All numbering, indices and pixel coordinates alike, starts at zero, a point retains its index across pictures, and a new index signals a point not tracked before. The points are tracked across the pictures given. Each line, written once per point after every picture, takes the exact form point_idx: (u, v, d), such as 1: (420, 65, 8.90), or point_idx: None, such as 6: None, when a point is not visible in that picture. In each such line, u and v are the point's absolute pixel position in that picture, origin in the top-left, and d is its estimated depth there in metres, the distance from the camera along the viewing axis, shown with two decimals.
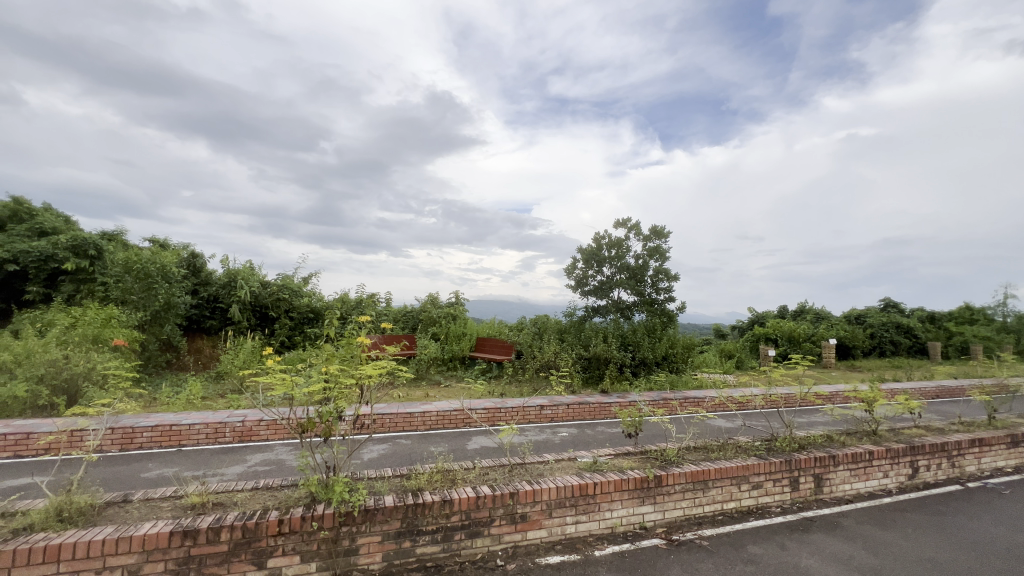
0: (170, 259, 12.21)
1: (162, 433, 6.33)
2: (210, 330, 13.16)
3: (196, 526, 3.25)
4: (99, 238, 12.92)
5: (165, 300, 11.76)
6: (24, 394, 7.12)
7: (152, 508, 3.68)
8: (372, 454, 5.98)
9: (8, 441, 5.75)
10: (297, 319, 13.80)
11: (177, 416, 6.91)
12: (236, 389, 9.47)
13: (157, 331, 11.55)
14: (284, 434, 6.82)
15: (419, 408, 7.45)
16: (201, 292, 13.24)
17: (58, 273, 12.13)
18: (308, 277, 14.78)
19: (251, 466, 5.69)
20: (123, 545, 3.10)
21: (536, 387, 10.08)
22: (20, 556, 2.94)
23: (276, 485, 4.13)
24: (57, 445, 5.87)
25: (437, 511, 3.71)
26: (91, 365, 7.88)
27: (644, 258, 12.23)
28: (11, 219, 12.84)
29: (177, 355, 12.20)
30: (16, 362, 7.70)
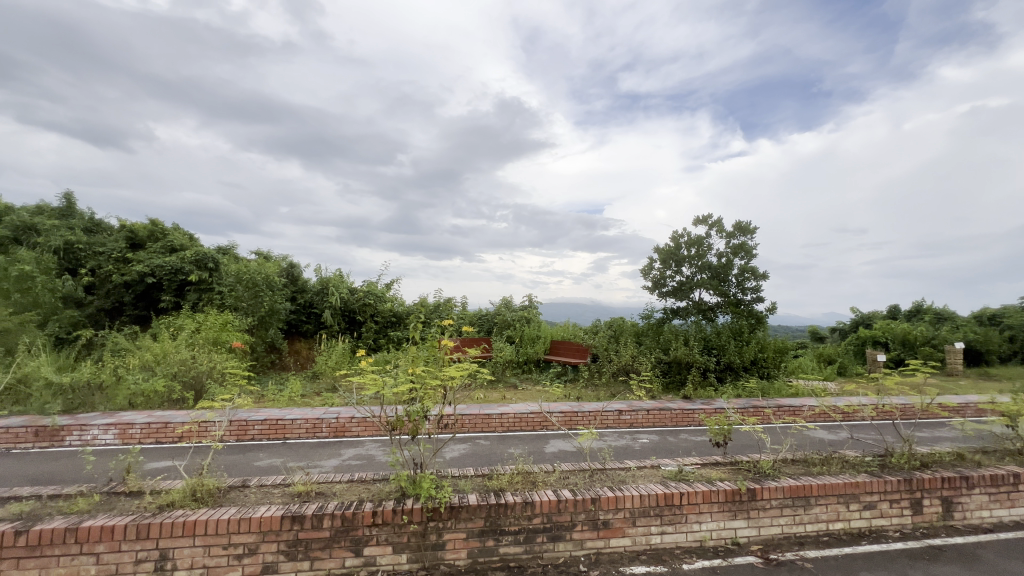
0: (273, 270, 13.56)
1: (270, 427, 7.04)
2: (307, 334, 14.40)
3: (302, 513, 3.57)
4: (216, 253, 14.69)
5: (269, 307, 13.09)
6: (162, 389, 8.29)
7: (265, 494, 4.10)
8: (454, 453, 6.20)
9: (152, 429, 6.71)
10: (381, 323, 14.69)
11: (282, 412, 7.64)
12: (330, 388, 10.26)
13: (263, 334, 12.88)
14: (373, 431, 7.29)
15: (497, 410, 7.60)
16: (299, 299, 14.53)
17: (185, 284, 13.93)
18: (390, 283, 15.70)
19: (345, 460, 6.14)
20: (244, 525, 3.48)
21: (614, 392, 9.85)
22: (165, 528, 3.42)
23: (369, 478, 4.42)
24: (189, 434, 6.74)
25: (519, 512, 3.77)
26: (213, 365, 8.95)
27: (728, 256, 11.52)
28: (149, 237, 14.94)
29: (279, 355, 13.48)
30: (156, 361, 8.93)
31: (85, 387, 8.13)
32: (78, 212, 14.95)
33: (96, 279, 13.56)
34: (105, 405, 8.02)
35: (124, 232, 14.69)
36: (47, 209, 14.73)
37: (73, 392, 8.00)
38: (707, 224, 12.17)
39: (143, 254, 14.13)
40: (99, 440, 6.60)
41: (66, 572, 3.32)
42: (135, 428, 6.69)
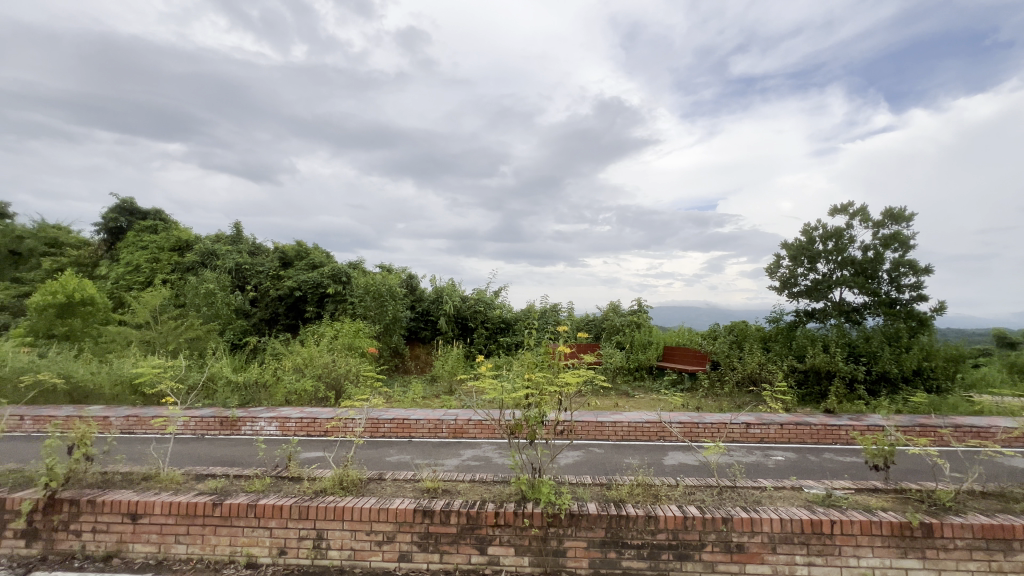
0: (395, 281, 14.86)
1: (398, 425, 7.68)
2: (425, 340, 15.49)
3: (432, 507, 3.82)
4: (348, 268, 16.53)
5: (393, 315, 14.37)
6: (310, 388, 9.51)
7: (399, 487, 4.47)
8: (569, 459, 6.18)
9: (304, 423, 7.73)
10: (491, 329, 15.26)
11: (408, 412, 8.29)
12: (447, 391, 10.91)
13: (388, 340, 14.17)
14: (489, 433, 7.58)
15: (610, 418, 7.41)
16: (417, 307, 15.67)
17: (324, 296, 15.89)
18: (499, 290, 16.29)
19: (464, 460, 6.46)
20: (383, 515, 3.84)
21: (738, 403, 9.03)
22: (320, 511, 3.90)
23: (490, 479, 4.59)
24: (333, 428, 7.64)
25: (642, 526, 3.62)
26: (349, 368, 10.05)
27: (876, 249, 9.97)
28: (296, 257, 17.34)
29: (402, 360, 14.68)
30: (304, 364, 10.27)
31: (254, 385, 9.63)
32: (244, 238, 17.89)
33: (258, 294, 16.05)
34: (268, 401, 9.39)
35: (278, 253, 17.20)
36: (223, 237, 17.87)
37: (245, 389, 9.52)
38: (847, 213, 10.65)
39: (292, 271, 16.42)
40: (265, 431, 7.76)
41: (248, 542, 3.94)
42: (292, 421, 7.75)
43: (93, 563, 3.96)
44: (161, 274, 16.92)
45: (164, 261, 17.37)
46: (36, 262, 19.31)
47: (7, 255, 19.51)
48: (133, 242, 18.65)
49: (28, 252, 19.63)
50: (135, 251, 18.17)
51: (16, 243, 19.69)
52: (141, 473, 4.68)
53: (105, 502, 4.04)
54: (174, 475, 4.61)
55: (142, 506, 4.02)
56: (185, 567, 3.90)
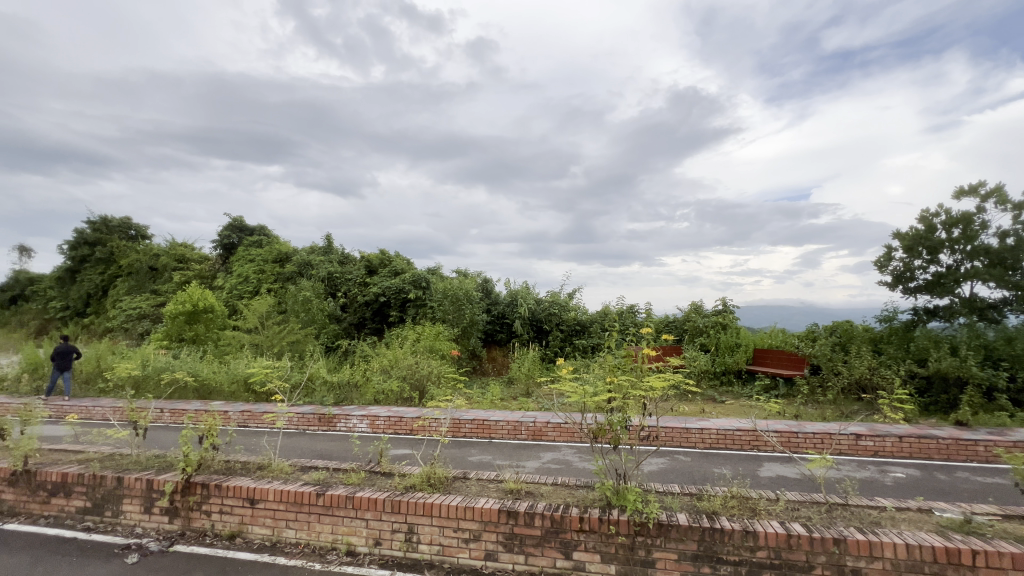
0: (471, 285, 15.29)
1: (478, 426, 7.88)
2: (501, 342, 15.74)
3: (516, 509, 3.86)
4: (427, 274, 17.31)
5: (470, 318, 14.79)
6: (396, 388, 10.05)
7: (483, 486, 4.57)
8: (653, 466, 5.95)
9: (392, 421, 8.18)
10: (567, 331, 15.16)
11: (488, 413, 8.47)
12: (524, 394, 11.00)
13: (466, 343, 14.60)
14: (569, 437, 7.53)
15: (697, 424, 7.02)
16: (493, 310, 15.98)
17: (406, 301, 16.75)
18: (573, 292, 16.17)
19: (544, 462, 6.46)
20: (468, 513, 3.94)
21: (845, 411, 8.15)
22: (411, 506, 4.09)
23: (572, 483, 4.54)
24: (418, 427, 8.00)
25: (739, 541, 3.39)
26: (431, 370, 10.48)
27: (1017, 234, 8.54)
28: (380, 264, 18.44)
29: (480, 362, 15.02)
30: (390, 366, 10.87)
31: (347, 385, 10.36)
32: (335, 248, 19.38)
33: (348, 300, 17.28)
34: (359, 400, 10.04)
35: (364, 262, 18.41)
36: (317, 248, 19.48)
37: (340, 389, 10.29)
38: (977, 194, 9.24)
39: (377, 278, 17.49)
40: (358, 428, 8.32)
41: (348, 531, 4.23)
42: (381, 419, 8.24)
43: (220, 540, 4.48)
44: (266, 283, 18.80)
45: (268, 272, 19.28)
46: (168, 276, 22.32)
47: (147, 270, 22.73)
48: (243, 255, 20.93)
49: (162, 268, 22.73)
50: (244, 264, 20.37)
51: (153, 260, 22.90)
52: (257, 463, 5.23)
53: (229, 487, 4.55)
54: (284, 465, 5.09)
55: (258, 492, 4.47)
56: (294, 550, 4.28)
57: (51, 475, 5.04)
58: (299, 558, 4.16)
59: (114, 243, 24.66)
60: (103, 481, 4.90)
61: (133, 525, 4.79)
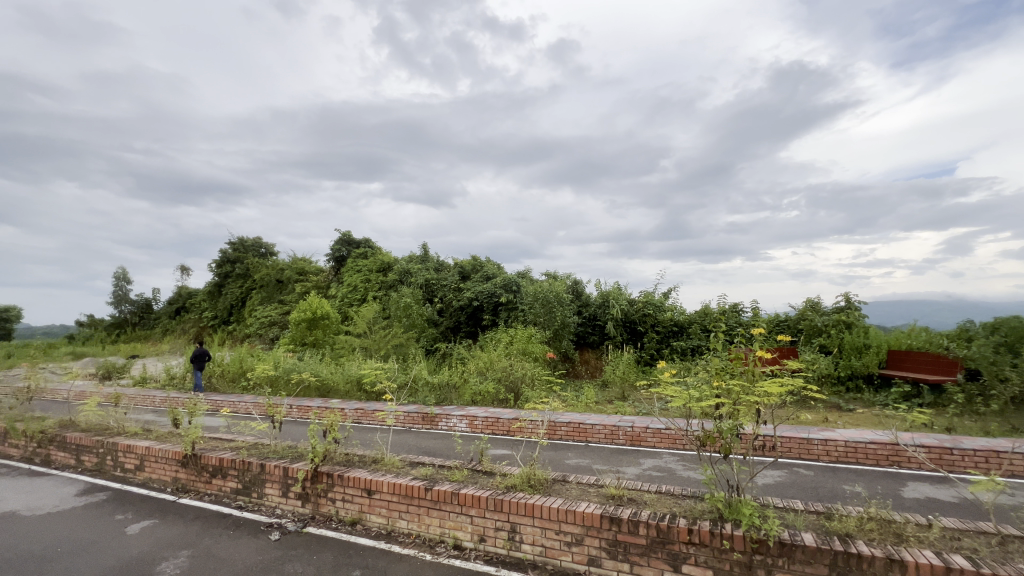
0: (561, 287, 15.29)
1: (574, 429, 7.83)
2: (594, 344, 15.51)
3: (618, 515, 3.77)
4: (518, 277, 17.68)
5: (562, 320, 14.79)
6: (492, 390, 10.33)
7: (583, 490, 4.53)
8: (768, 479, 5.46)
9: (490, 422, 8.44)
10: (663, 333, 14.50)
11: (584, 416, 8.39)
12: (620, 397, 10.72)
13: (558, 345, 14.61)
14: (670, 444, 7.20)
15: (820, 434, 6.31)
16: (584, 312, 15.81)
17: (498, 305, 17.21)
18: (668, 291, 15.45)
19: (645, 469, 6.23)
20: (570, 516, 3.93)
21: (1016, 425, 6.80)
22: (513, 506, 4.18)
23: (678, 492, 4.32)
24: (515, 429, 8.17)
25: (882, 571, 2.98)
26: (525, 372, 10.65)
27: None
28: (472, 270, 19.17)
29: (573, 364, 14.91)
30: (486, 367, 11.22)
31: (447, 386, 10.89)
32: (431, 257, 20.53)
33: (444, 305, 18.16)
34: (458, 400, 10.49)
35: (457, 268, 19.26)
36: (415, 257, 20.78)
37: (440, 389, 10.84)
38: None
39: (470, 283, 18.18)
40: (458, 427, 8.70)
41: (454, 526, 4.43)
42: (479, 420, 8.54)
43: (343, 526, 4.94)
44: (372, 291, 20.45)
45: (373, 281, 20.96)
46: (292, 287, 25.21)
47: (274, 283, 25.89)
48: (352, 266, 22.98)
49: (287, 280, 25.74)
50: (353, 274, 22.36)
51: (279, 274, 26.04)
52: (372, 457, 5.70)
53: (350, 477, 5.01)
54: (395, 460, 5.49)
55: (374, 484, 4.86)
56: (407, 539, 4.59)
57: (211, 460, 5.93)
58: (411, 547, 4.45)
59: (250, 261, 28.53)
60: (250, 467, 5.66)
61: (274, 506, 5.46)
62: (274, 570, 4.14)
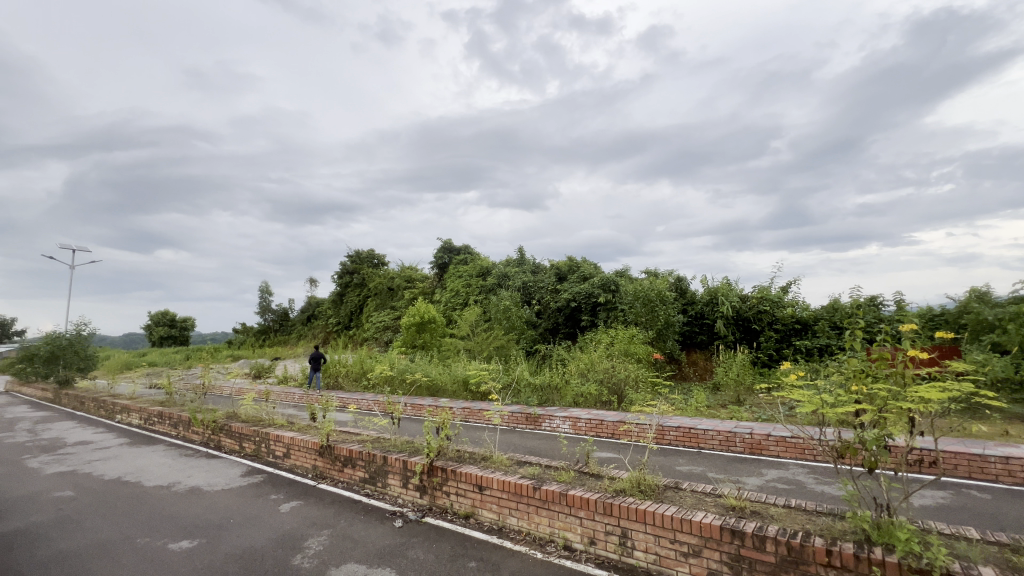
0: (663, 285, 14.61)
1: (684, 434, 7.42)
2: (702, 345, 14.59)
3: (742, 529, 3.50)
4: (616, 277, 17.31)
5: (665, 319, 14.13)
6: (595, 391, 10.19)
7: (699, 499, 4.27)
8: (927, 500, 4.68)
9: (593, 424, 8.35)
10: (783, 331, 13.17)
11: (695, 421, 7.92)
12: (735, 401, 9.92)
13: (663, 346, 13.97)
14: (798, 454, 6.52)
15: (997, 451, 5.27)
16: (689, 310, 14.96)
17: (597, 305, 16.95)
18: (788, 285, 14.00)
19: (768, 480, 5.70)
20: (685, 525, 3.74)
21: None
22: (623, 510, 4.09)
23: (812, 508, 3.89)
24: (620, 432, 8.00)
25: None
26: (628, 374, 10.34)
27: None
28: (569, 271, 19.13)
29: (679, 366, 14.13)
30: (587, 368, 11.09)
31: (548, 387, 10.96)
32: (527, 260, 20.90)
33: (542, 307, 18.31)
34: (560, 401, 10.51)
35: (554, 270, 19.34)
36: (512, 261, 21.32)
37: (542, 390, 10.94)
38: None
39: (567, 284, 18.14)
40: (561, 429, 8.74)
41: (564, 526, 4.45)
42: (583, 421, 8.51)
43: (458, 518, 5.23)
44: (473, 295, 21.34)
45: (474, 285, 21.85)
46: (402, 294, 27.26)
47: (387, 290, 28.22)
48: (454, 273, 24.21)
49: (397, 288, 27.92)
50: (456, 280, 23.54)
51: (390, 282, 28.35)
52: (481, 454, 5.96)
53: (462, 473, 5.29)
54: (503, 458, 5.68)
55: (484, 480, 5.08)
56: (518, 536, 4.71)
57: (342, 451, 6.65)
58: (522, 544, 4.55)
59: (365, 272, 31.50)
60: (374, 458, 6.23)
61: (396, 496, 5.95)
62: (399, 555, 4.51)
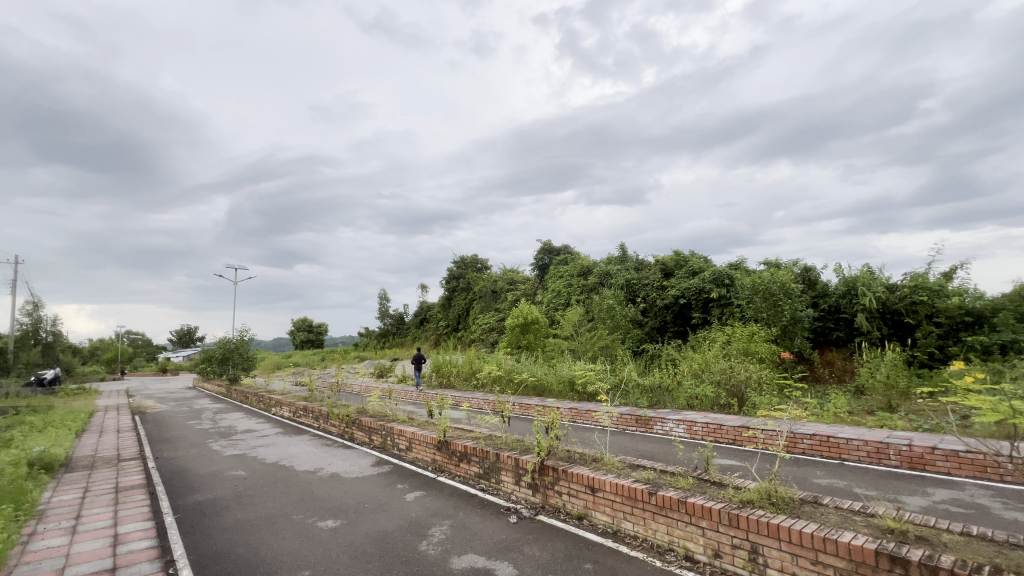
0: (788, 277, 13.17)
1: (822, 443, 6.61)
2: (839, 342, 12.93)
3: (904, 556, 3.02)
4: (729, 269, 16.20)
5: (791, 315, 12.74)
6: (711, 394, 9.49)
7: (846, 517, 3.76)
8: None
9: (711, 428, 7.83)
10: (947, 325, 11.09)
11: (835, 429, 7.01)
12: (886, 408, 8.57)
13: (790, 344, 12.60)
14: (976, 474, 5.44)
15: None
16: (821, 304, 13.44)
17: (709, 301, 15.88)
18: (951, 270, 11.79)
19: (936, 502, 4.83)
20: (830, 546, 3.33)
21: None
22: (753, 523, 3.76)
23: (1000, 539, 3.22)
24: (743, 438, 7.39)
25: None
26: (750, 375, 9.47)
27: None
28: (676, 266, 18.14)
29: (811, 367, 12.66)
30: (701, 369, 10.39)
31: (659, 389, 10.49)
32: (630, 256, 20.27)
33: (647, 304, 17.58)
34: (673, 404, 9.98)
35: (659, 266, 18.46)
36: (613, 258, 20.87)
37: (652, 392, 10.49)
38: None
39: (674, 280, 17.20)
40: (675, 432, 8.30)
41: (684, 536, 4.22)
42: (699, 425, 8.03)
43: (571, 518, 5.23)
44: (575, 295, 21.23)
45: (575, 285, 21.75)
46: (505, 296, 28.08)
47: (491, 293, 29.29)
48: (555, 273, 24.31)
49: (500, 291, 28.81)
50: (557, 280, 23.64)
51: (494, 285, 29.38)
52: (592, 455, 5.89)
53: (573, 473, 5.28)
54: (614, 461, 5.56)
55: (596, 481, 5.02)
56: (634, 541, 4.56)
57: (458, 446, 7.04)
58: (639, 550, 4.40)
59: (470, 277, 33.06)
60: (487, 455, 6.50)
61: (509, 492, 6.13)
62: (516, 550, 4.64)
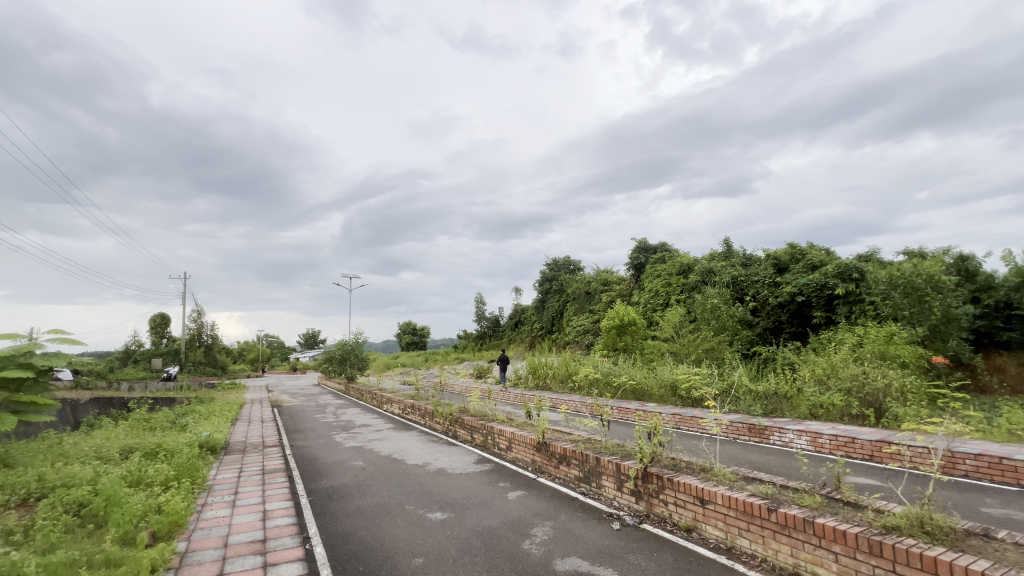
0: (937, 267, 11.20)
1: (991, 465, 5.53)
2: (1010, 345, 10.90)
3: None
4: (858, 261, 14.33)
5: (943, 312, 10.79)
6: (840, 403, 8.41)
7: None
8: None
9: (840, 441, 6.97)
10: None
11: (1010, 449, 5.82)
12: None
13: (943, 347, 10.71)
14: None
15: None
16: (984, 300, 11.34)
17: (833, 298, 14.20)
18: None
19: None
20: None
21: None
22: (900, 553, 3.27)
23: None
24: (882, 454, 6.47)
25: None
26: (890, 383, 8.24)
27: None
28: (791, 260, 16.37)
29: (972, 373, 10.86)
30: (827, 375, 9.29)
31: (774, 396, 9.55)
32: (736, 252, 18.80)
33: (758, 303, 16.00)
34: (793, 413, 9.04)
35: (770, 260, 16.76)
36: (717, 255, 19.54)
37: (767, 399, 9.57)
38: None
39: (790, 275, 15.61)
40: (796, 444, 7.51)
41: (812, 559, 3.79)
42: (825, 438, 7.18)
43: (679, 530, 4.96)
44: (674, 295, 20.21)
45: (674, 284, 20.70)
46: (599, 297, 27.59)
47: (585, 295, 29.02)
48: (652, 272, 23.36)
49: (594, 292, 28.38)
50: (654, 279, 22.69)
51: (587, 286, 29.05)
52: (700, 464, 5.54)
53: (681, 483, 5.01)
54: (726, 472, 5.18)
55: (706, 493, 4.71)
56: (752, 561, 4.18)
57: (557, 448, 7.06)
58: (758, 571, 4.03)
59: (563, 279, 33.03)
60: (587, 459, 6.42)
61: (611, 498, 5.99)
62: (620, 557, 4.53)
